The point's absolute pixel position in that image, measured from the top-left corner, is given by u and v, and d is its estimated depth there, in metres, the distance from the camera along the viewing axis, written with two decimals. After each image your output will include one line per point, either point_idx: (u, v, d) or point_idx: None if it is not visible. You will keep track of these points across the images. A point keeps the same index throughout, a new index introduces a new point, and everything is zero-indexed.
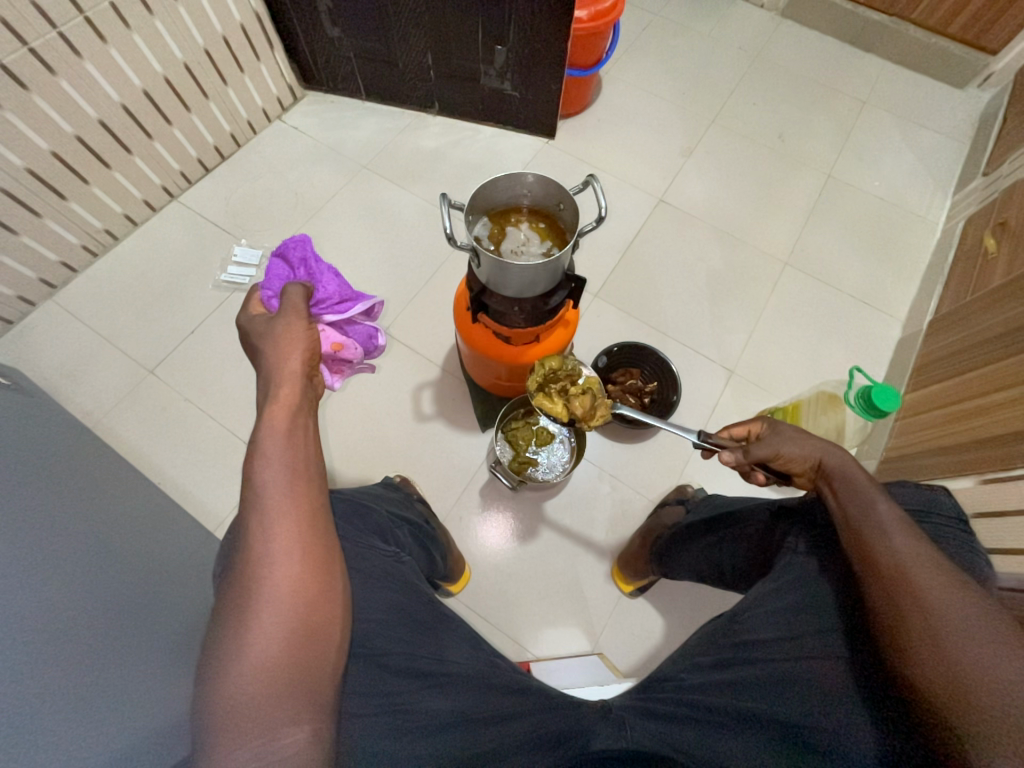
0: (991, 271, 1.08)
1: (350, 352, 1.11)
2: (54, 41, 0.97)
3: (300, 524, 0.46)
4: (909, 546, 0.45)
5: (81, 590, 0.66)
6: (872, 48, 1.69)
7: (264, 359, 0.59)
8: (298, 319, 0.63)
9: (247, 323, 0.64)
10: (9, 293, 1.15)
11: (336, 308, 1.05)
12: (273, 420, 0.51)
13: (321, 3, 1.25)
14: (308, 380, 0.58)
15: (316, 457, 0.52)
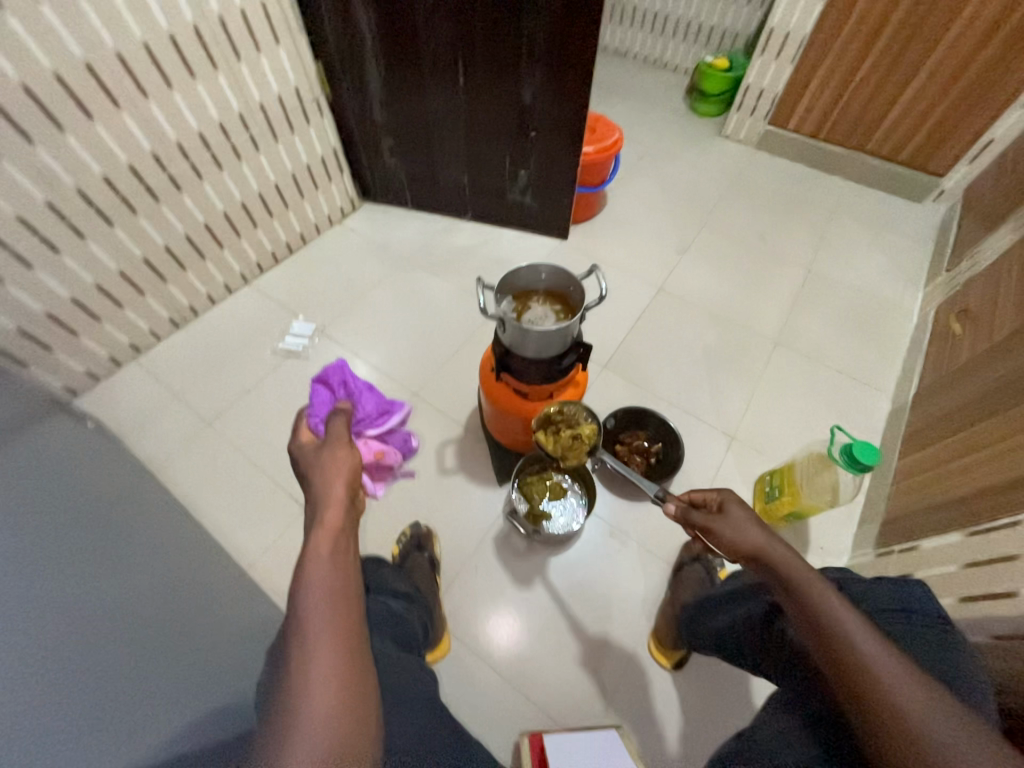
0: (960, 349, 1.20)
1: (391, 458, 1.22)
2: (185, 169, 1.27)
3: (339, 653, 0.45)
4: (875, 654, 0.48)
5: (133, 597, 0.72)
6: (837, 172, 2.00)
7: (311, 482, 0.62)
8: (342, 448, 0.66)
9: (297, 451, 0.67)
10: (103, 354, 1.36)
11: (376, 421, 1.24)
12: (319, 544, 0.52)
13: (384, 141, 1.61)
14: (351, 500, 0.60)
15: (358, 580, 0.52)
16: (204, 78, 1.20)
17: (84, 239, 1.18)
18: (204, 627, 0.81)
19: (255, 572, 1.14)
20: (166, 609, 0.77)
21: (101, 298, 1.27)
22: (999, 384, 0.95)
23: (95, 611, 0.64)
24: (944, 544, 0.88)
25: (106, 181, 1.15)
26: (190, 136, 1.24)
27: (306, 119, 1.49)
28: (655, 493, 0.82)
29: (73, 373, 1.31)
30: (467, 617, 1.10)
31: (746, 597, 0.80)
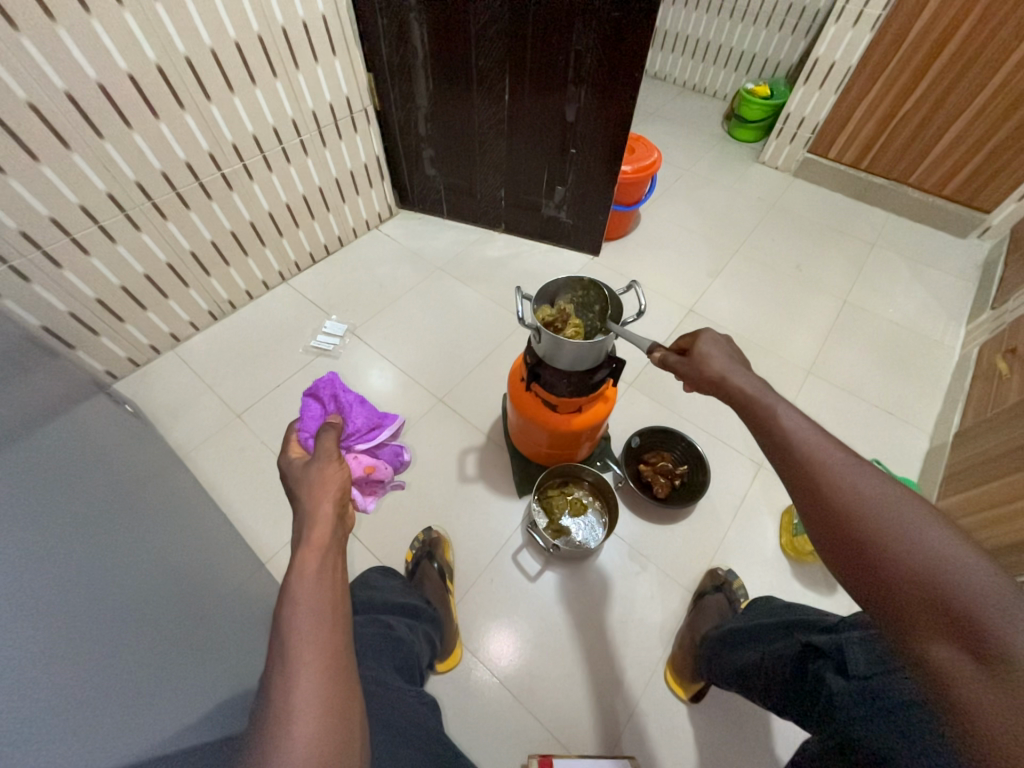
0: (1006, 391, 1.16)
1: (380, 473, 1.22)
2: (238, 169, 1.32)
3: (324, 670, 0.44)
4: (810, 439, 0.50)
5: (159, 578, 0.72)
6: (878, 202, 1.97)
7: (300, 499, 0.62)
8: (331, 461, 0.66)
9: (285, 466, 0.67)
10: (144, 341, 1.41)
11: (365, 435, 1.25)
12: (304, 563, 0.52)
13: (426, 153, 1.65)
14: (340, 518, 0.59)
15: (346, 597, 0.52)
16: (263, 85, 1.25)
17: (139, 230, 1.23)
18: (219, 618, 0.80)
19: (273, 564, 1.15)
20: (188, 593, 0.77)
21: (148, 286, 1.33)
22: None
23: (119, 588, 0.63)
24: None
25: (165, 177, 1.21)
26: (245, 139, 1.29)
27: (354, 127, 1.54)
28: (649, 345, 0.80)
29: (115, 358, 1.36)
30: (479, 628, 1.08)
31: (777, 638, 0.77)
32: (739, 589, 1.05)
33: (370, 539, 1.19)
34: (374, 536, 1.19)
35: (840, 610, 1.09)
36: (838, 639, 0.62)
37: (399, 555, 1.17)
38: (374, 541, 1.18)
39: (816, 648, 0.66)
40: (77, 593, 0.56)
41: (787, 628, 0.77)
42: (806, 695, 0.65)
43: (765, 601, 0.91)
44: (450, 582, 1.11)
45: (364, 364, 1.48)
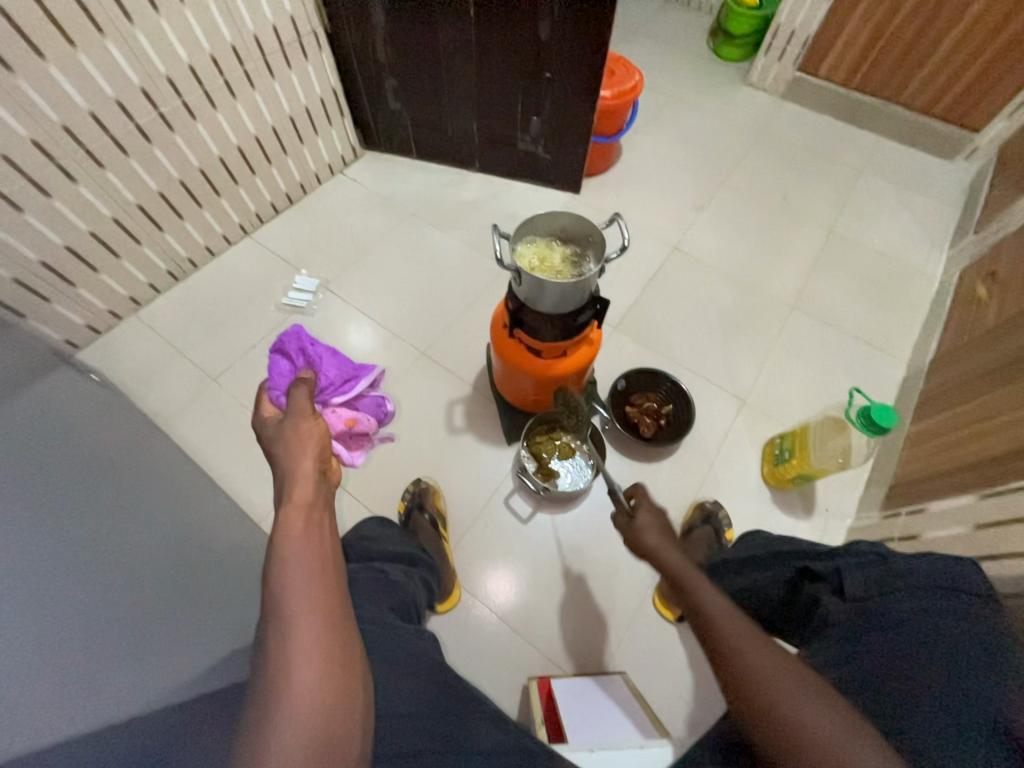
0: (985, 315, 1.17)
1: (363, 425, 1.21)
2: (177, 108, 1.19)
3: (321, 618, 0.45)
4: (737, 634, 0.54)
5: (157, 541, 0.72)
6: (868, 125, 1.88)
7: (278, 459, 0.60)
8: (307, 419, 0.64)
9: (260, 425, 0.65)
10: (102, 306, 1.32)
11: (340, 388, 1.21)
12: (289, 519, 0.51)
13: (388, 83, 1.51)
14: (321, 475, 0.59)
15: (336, 550, 0.52)
16: (193, 3, 1.10)
17: (75, 183, 1.12)
18: (222, 574, 0.81)
19: (268, 524, 1.16)
20: (188, 552, 0.77)
21: (97, 246, 1.23)
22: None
23: (91, 563, 0.62)
24: (960, 506, 0.88)
25: (95, 120, 1.08)
26: (180, 71, 1.15)
27: (304, 54, 1.38)
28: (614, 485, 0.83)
29: (74, 326, 1.29)
30: (475, 571, 1.12)
31: (769, 565, 0.81)
32: (724, 520, 1.12)
33: (362, 493, 1.20)
34: (366, 490, 1.20)
35: (815, 531, 1.15)
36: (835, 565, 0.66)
37: (392, 508, 1.18)
38: (367, 495, 1.20)
39: (812, 573, 0.70)
40: (19, 590, 0.55)
41: (777, 555, 0.81)
42: (800, 619, 0.70)
43: (752, 536, 0.96)
44: (445, 531, 1.13)
45: (341, 320, 1.42)
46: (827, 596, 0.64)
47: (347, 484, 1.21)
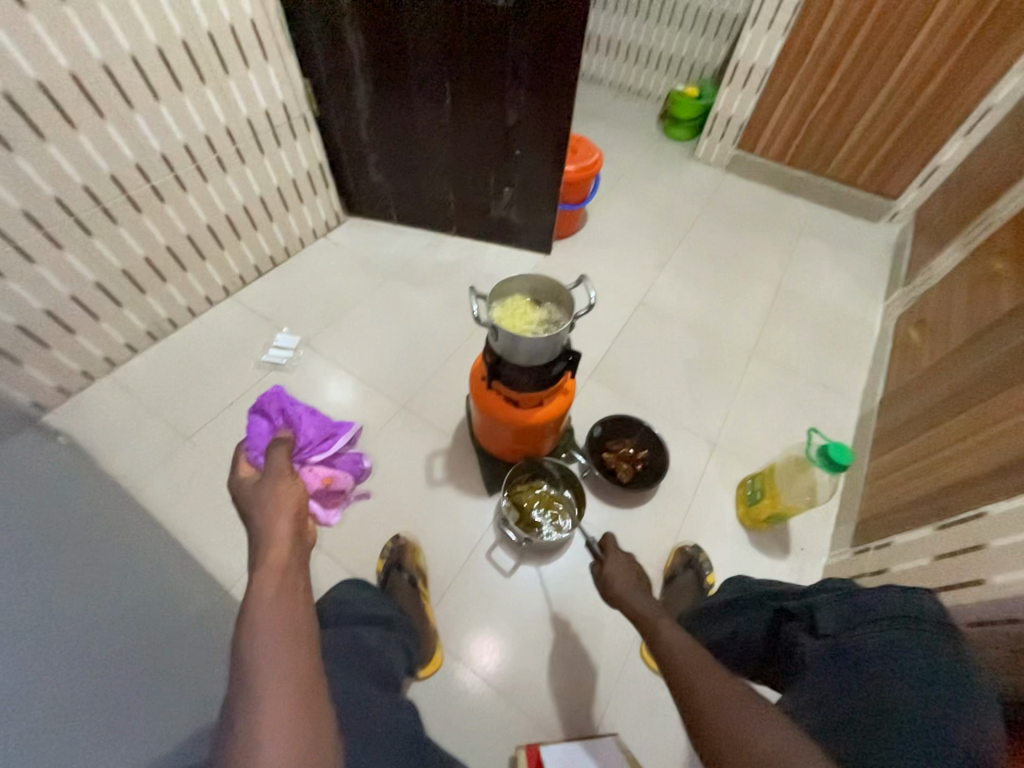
0: (920, 358, 1.29)
1: (341, 483, 1.15)
2: (169, 181, 1.26)
3: (293, 687, 0.44)
4: (688, 655, 0.63)
5: (103, 611, 0.67)
6: (802, 194, 2.13)
7: (254, 520, 0.60)
8: (285, 478, 0.65)
9: (236, 488, 0.65)
10: (75, 367, 1.31)
11: (318, 447, 1.11)
12: (263, 583, 0.51)
13: (371, 159, 1.64)
14: (298, 535, 0.59)
15: (310, 615, 0.51)
16: (191, 91, 1.20)
17: (61, 249, 1.15)
18: (182, 644, 0.75)
19: (238, 590, 1.11)
20: (144, 620, 0.73)
21: (76, 308, 1.24)
22: (974, 378, 1.00)
23: (54, 628, 0.59)
24: (921, 538, 0.93)
25: (88, 192, 1.13)
26: (175, 149, 1.23)
27: (293, 134, 1.50)
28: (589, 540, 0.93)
29: (43, 387, 1.26)
30: (458, 630, 1.08)
31: (750, 608, 0.83)
32: (706, 565, 1.13)
33: (339, 553, 1.16)
34: (343, 549, 1.17)
35: (793, 571, 1.17)
36: (809, 603, 0.68)
37: (371, 566, 1.15)
38: (345, 555, 1.16)
39: (789, 612, 0.72)
40: None
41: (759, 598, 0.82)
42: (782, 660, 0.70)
43: (737, 579, 0.97)
44: (424, 589, 1.10)
45: (321, 376, 1.44)
46: (804, 635, 0.66)
47: (324, 544, 1.17)
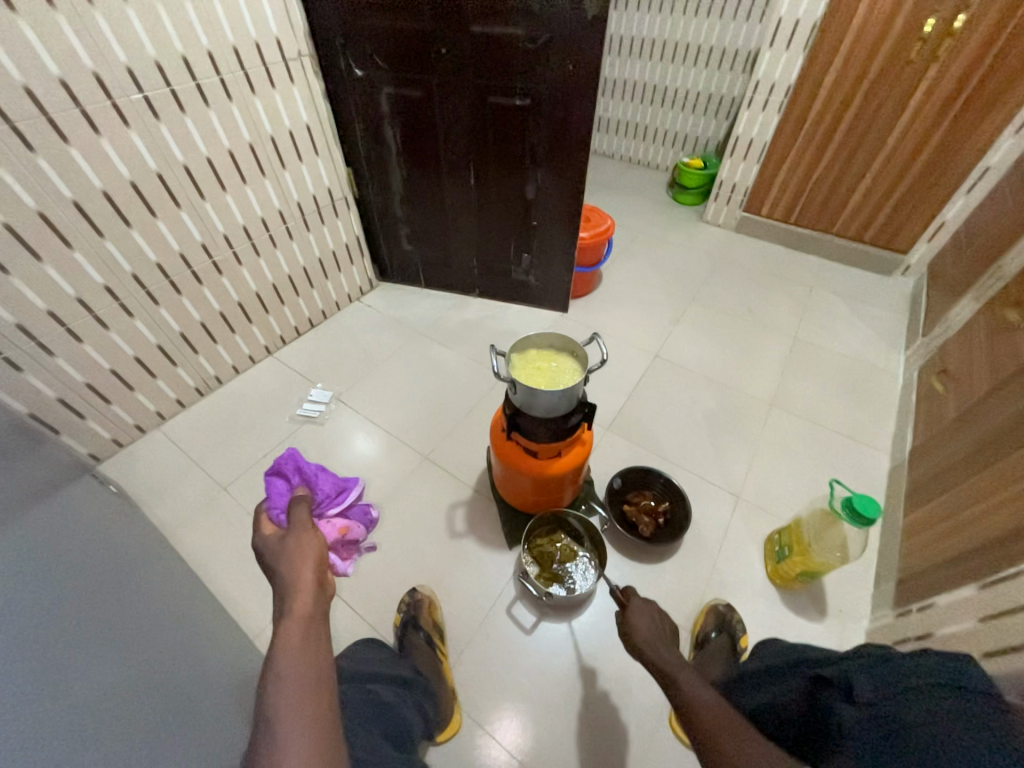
0: (945, 408, 1.27)
1: (355, 533, 1.21)
2: (227, 256, 1.43)
3: (312, 743, 0.46)
4: (707, 703, 0.63)
5: (143, 653, 0.71)
6: (811, 250, 2.20)
7: (279, 573, 0.64)
8: (307, 533, 0.69)
9: (262, 544, 0.69)
10: (129, 421, 1.43)
11: (335, 499, 1.21)
12: (288, 634, 0.54)
13: (402, 231, 1.81)
14: (320, 588, 0.62)
15: (330, 668, 0.53)
16: (252, 183, 1.40)
17: (131, 317, 1.30)
18: (203, 695, 0.77)
19: (261, 642, 1.12)
20: (162, 671, 0.72)
21: (137, 368, 1.37)
22: (1000, 430, 0.98)
23: (107, 656, 0.65)
24: (963, 600, 0.87)
25: (159, 267, 1.30)
26: (235, 230, 1.41)
27: (335, 213, 1.70)
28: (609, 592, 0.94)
29: (101, 440, 1.38)
30: (477, 695, 1.05)
31: (785, 677, 0.79)
32: (738, 626, 1.08)
33: (359, 605, 1.17)
34: (364, 601, 1.17)
35: (831, 636, 1.10)
36: (845, 670, 0.66)
37: (390, 621, 1.14)
38: (365, 608, 1.16)
39: (825, 680, 0.68)
40: (60, 655, 0.59)
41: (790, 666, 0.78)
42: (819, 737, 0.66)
43: (769, 645, 0.93)
44: (442, 649, 1.08)
45: (349, 429, 1.51)
46: (842, 705, 0.62)
47: (345, 596, 1.18)
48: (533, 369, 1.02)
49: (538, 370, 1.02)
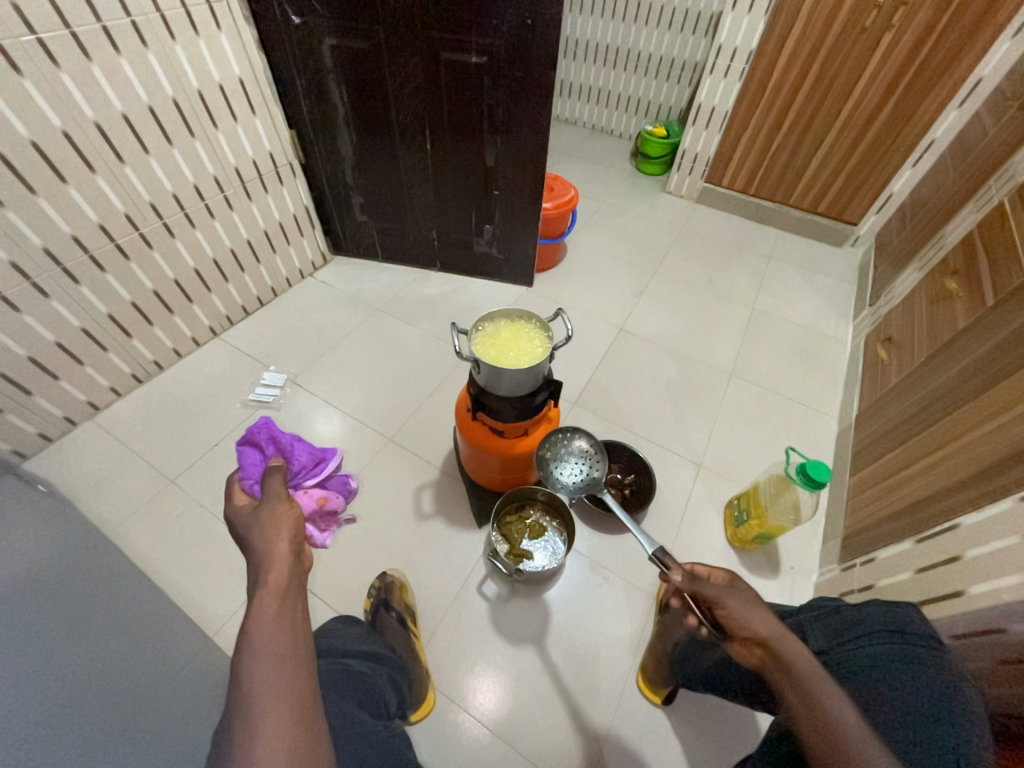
0: (889, 374, 1.35)
1: (333, 503, 1.21)
2: (157, 228, 1.30)
3: (289, 710, 0.44)
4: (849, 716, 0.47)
5: (89, 664, 0.67)
6: (769, 221, 2.24)
7: (252, 543, 0.60)
8: (282, 502, 0.65)
9: (231, 515, 0.64)
10: (57, 413, 1.30)
11: (312, 470, 1.24)
12: (263, 604, 0.51)
13: (356, 200, 1.70)
14: (296, 559, 0.58)
15: (309, 636, 0.51)
16: (181, 145, 1.25)
17: (48, 297, 1.16)
18: (158, 698, 0.73)
19: (222, 636, 1.08)
20: (110, 682, 0.67)
21: (61, 355, 1.24)
22: (937, 394, 1.04)
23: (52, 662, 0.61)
24: (901, 553, 0.94)
25: (75, 240, 1.16)
26: (164, 198, 1.27)
27: (279, 180, 1.56)
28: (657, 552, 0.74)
29: (24, 435, 1.25)
30: (451, 668, 1.06)
31: None
32: None
33: (326, 592, 1.14)
34: (330, 589, 1.15)
35: (783, 591, 1.18)
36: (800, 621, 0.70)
37: (360, 605, 1.12)
38: (332, 595, 1.14)
39: None
40: None
41: None
42: None
43: None
44: (414, 627, 1.07)
45: (308, 412, 1.44)
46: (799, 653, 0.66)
47: (310, 584, 1.15)
48: (493, 340, 0.99)
49: (498, 341, 0.99)
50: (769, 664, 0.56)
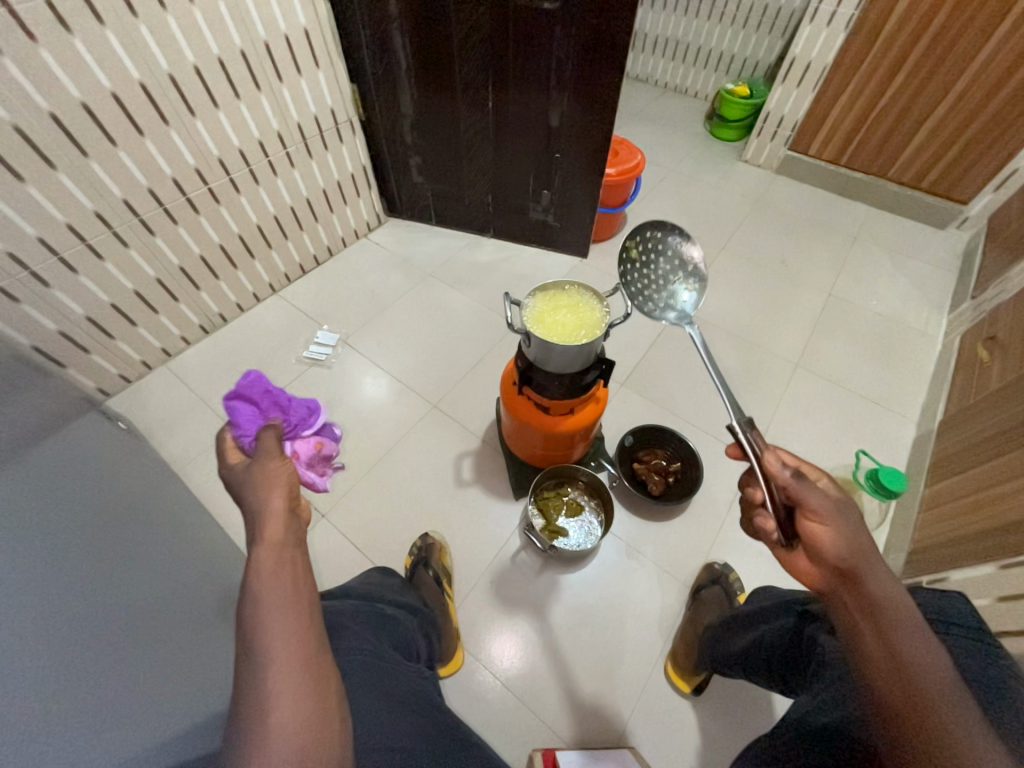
0: (988, 377, 1.19)
1: (329, 448, 1.27)
2: (225, 184, 1.33)
3: (294, 661, 0.43)
4: (942, 680, 0.42)
5: (156, 590, 0.73)
6: (859, 196, 2.00)
7: (246, 500, 0.57)
8: (275, 458, 0.61)
9: (228, 475, 0.61)
10: (134, 356, 1.40)
11: (308, 421, 1.26)
12: (260, 563, 0.49)
13: (413, 161, 1.67)
14: (293, 513, 0.56)
15: (312, 585, 0.50)
16: (247, 99, 1.26)
17: (127, 248, 1.23)
18: (213, 627, 0.79)
19: None
20: (173, 609, 0.73)
21: (138, 303, 1.33)
22: None
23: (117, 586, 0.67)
24: (979, 576, 0.85)
25: (151, 193, 1.21)
26: (231, 153, 1.30)
27: (339, 138, 1.55)
28: (744, 421, 0.62)
29: (107, 375, 1.36)
30: (479, 628, 1.09)
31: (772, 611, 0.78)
32: (735, 582, 1.06)
33: (368, 546, 1.20)
34: (372, 543, 1.20)
35: None
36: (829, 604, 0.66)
37: (399, 561, 1.17)
38: (373, 549, 1.19)
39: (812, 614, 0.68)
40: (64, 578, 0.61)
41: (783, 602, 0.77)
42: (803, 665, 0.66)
43: (762, 590, 0.92)
44: (448, 587, 1.10)
45: (358, 372, 1.48)
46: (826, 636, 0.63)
47: (352, 537, 1.21)
48: (551, 313, 0.94)
49: (557, 314, 0.94)
50: (845, 591, 0.50)
